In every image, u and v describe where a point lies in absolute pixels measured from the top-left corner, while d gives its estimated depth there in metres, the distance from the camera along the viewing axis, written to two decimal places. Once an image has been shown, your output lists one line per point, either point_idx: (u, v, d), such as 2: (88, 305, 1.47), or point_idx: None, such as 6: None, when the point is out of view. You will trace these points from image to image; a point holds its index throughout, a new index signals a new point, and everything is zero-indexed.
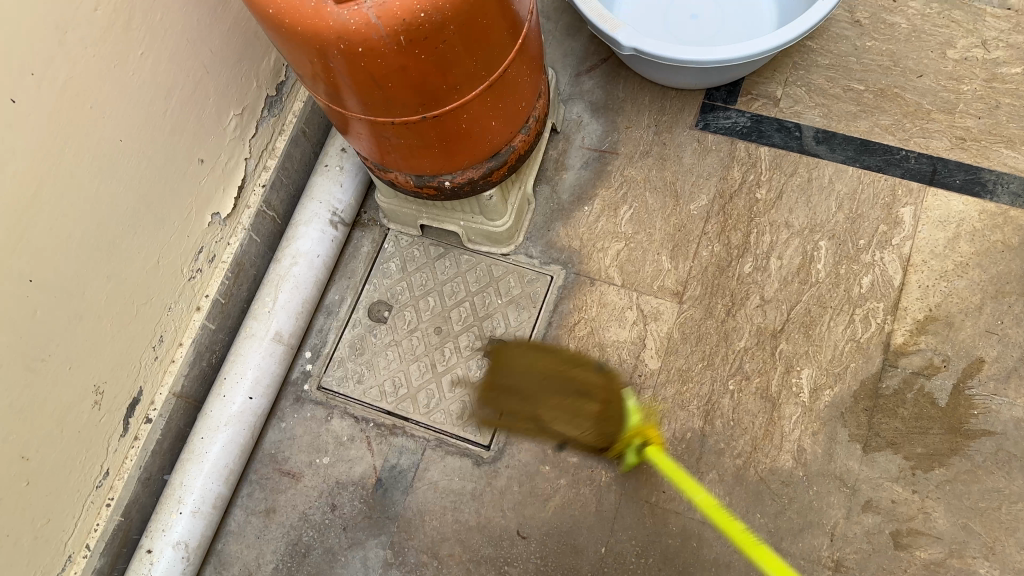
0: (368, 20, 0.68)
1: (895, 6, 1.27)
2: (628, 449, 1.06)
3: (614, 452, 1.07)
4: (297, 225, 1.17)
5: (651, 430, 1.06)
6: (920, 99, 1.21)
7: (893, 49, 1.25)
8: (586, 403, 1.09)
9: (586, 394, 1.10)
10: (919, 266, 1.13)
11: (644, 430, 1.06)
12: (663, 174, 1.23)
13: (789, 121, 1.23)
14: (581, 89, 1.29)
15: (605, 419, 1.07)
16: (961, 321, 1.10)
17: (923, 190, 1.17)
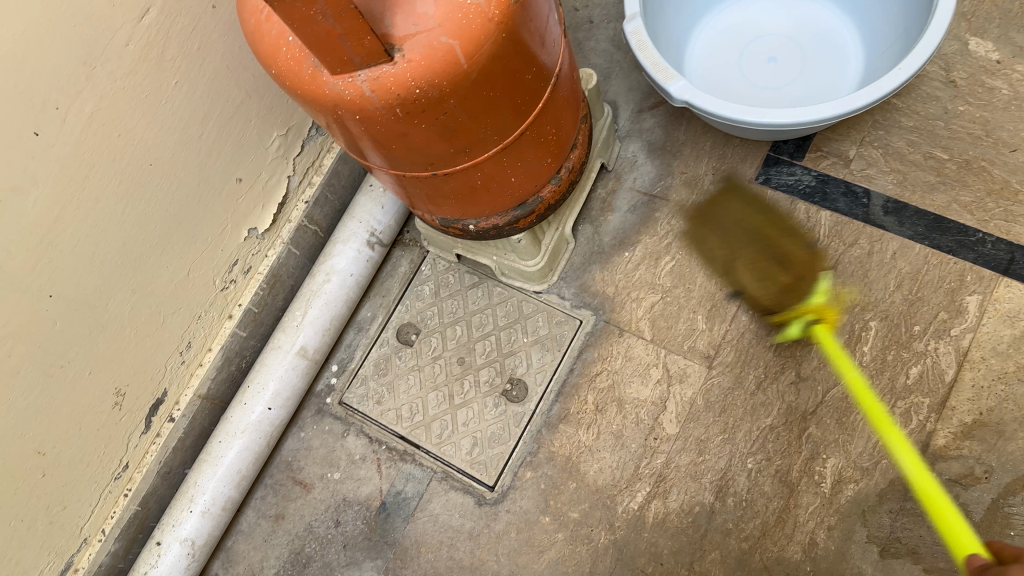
0: (362, 92, 0.67)
1: (998, 68, 1.16)
2: (796, 320, 1.00)
3: (777, 320, 1.03)
4: (336, 242, 1.19)
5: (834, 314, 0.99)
6: (1009, 176, 1.10)
7: (987, 117, 1.14)
8: (778, 267, 1.06)
9: (785, 264, 1.07)
10: (976, 363, 1.04)
11: (823, 310, 0.99)
12: (712, 228, 1.18)
13: (858, 185, 1.15)
14: (640, 127, 1.26)
15: (790, 291, 1.03)
16: (1014, 432, 1.01)
17: (995, 279, 1.06)
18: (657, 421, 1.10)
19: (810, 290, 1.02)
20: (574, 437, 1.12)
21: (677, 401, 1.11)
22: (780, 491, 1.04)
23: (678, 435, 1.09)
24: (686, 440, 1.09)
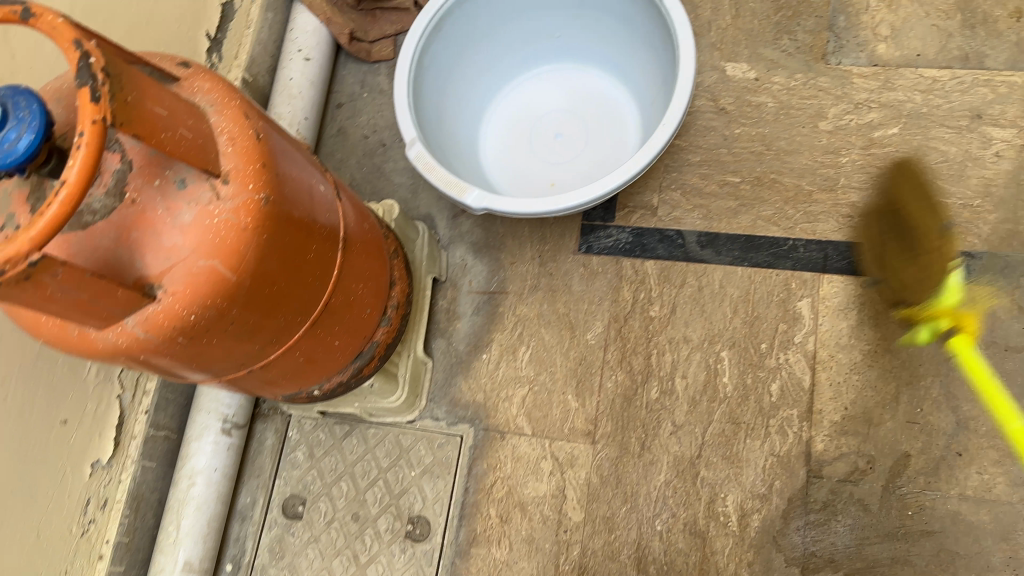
0: (136, 336, 0.66)
1: (759, 85, 1.24)
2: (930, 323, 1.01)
3: (906, 312, 1.04)
4: (190, 440, 1.14)
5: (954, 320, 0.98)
6: (798, 181, 1.18)
7: (763, 132, 1.22)
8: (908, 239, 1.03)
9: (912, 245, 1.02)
10: (827, 362, 1.09)
11: (958, 318, 0.98)
12: (554, 307, 1.20)
13: (670, 229, 1.21)
14: (460, 231, 1.27)
15: (920, 281, 0.99)
16: (880, 416, 1.06)
17: (817, 279, 1.13)
18: (561, 512, 1.10)
19: (941, 287, 0.98)
20: (488, 557, 1.10)
21: (574, 487, 1.11)
22: (694, 544, 1.05)
23: (585, 520, 1.09)
24: (594, 522, 1.09)
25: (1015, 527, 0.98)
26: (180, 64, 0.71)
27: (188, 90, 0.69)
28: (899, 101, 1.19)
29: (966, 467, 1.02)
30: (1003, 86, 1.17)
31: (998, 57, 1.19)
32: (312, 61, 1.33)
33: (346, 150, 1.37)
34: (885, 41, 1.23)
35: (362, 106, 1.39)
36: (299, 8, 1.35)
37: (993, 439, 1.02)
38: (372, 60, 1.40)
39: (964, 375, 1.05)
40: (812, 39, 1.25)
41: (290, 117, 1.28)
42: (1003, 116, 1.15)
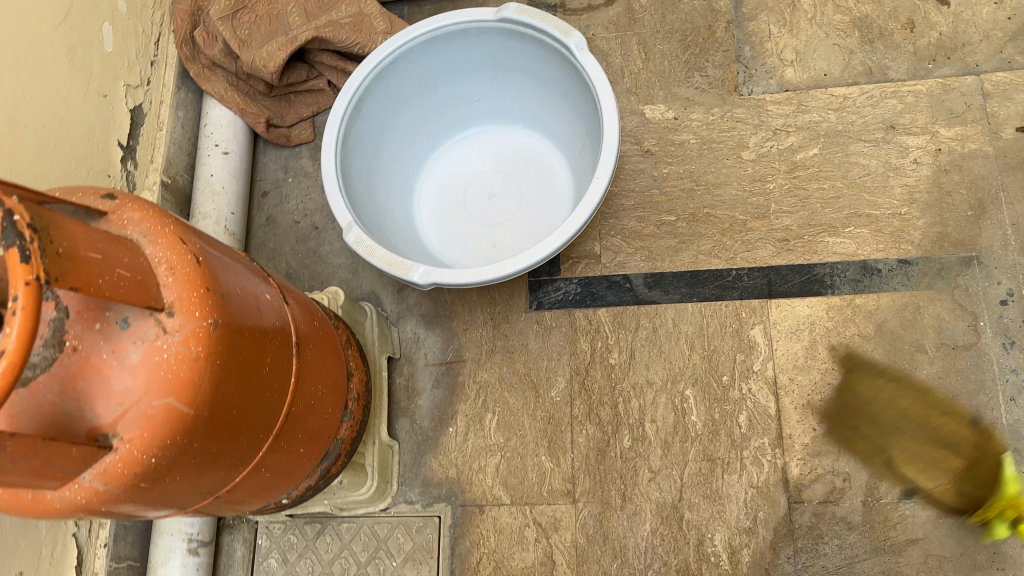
0: (95, 490, 0.62)
1: (679, 123, 1.27)
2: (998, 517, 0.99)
3: (978, 518, 1.00)
4: (156, 567, 1.08)
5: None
6: (731, 212, 1.21)
7: (690, 169, 1.24)
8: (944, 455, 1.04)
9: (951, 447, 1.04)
10: (789, 386, 1.11)
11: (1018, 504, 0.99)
12: (514, 368, 1.19)
13: (615, 274, 1.21)
14: (407, 304, 1.25)
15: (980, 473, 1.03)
16: (849, 433, 1.07)
17: (765, 305, 1.15)
18: None
19: (1000, 480, 1.02)
20: None
21: (562, 550, 1.09)
22: None
23: None
24: None
25: None
26: (105, 196, 0.68)
27: (117, 224, 0.66)
28: (814, 122, 1.23)
29: (938, 470, 1.04)
30: (909, 96, 1.22)
31: (899, 68, 1.24)
32: (231, 154, 1.30)
33: (279, 238, 1.34)
34: (791, 66, 1.28)
35: (289, 191, 1.37)
36: (211, 101, 1.32)
37: (959, 439, 1.05)
38: (292, 144, 1.38)
39: (920, 380, 1.08)
40: (722, 73, 1.29)
41: (217, 214, 1.25)
42: (913, 125, 1.20)
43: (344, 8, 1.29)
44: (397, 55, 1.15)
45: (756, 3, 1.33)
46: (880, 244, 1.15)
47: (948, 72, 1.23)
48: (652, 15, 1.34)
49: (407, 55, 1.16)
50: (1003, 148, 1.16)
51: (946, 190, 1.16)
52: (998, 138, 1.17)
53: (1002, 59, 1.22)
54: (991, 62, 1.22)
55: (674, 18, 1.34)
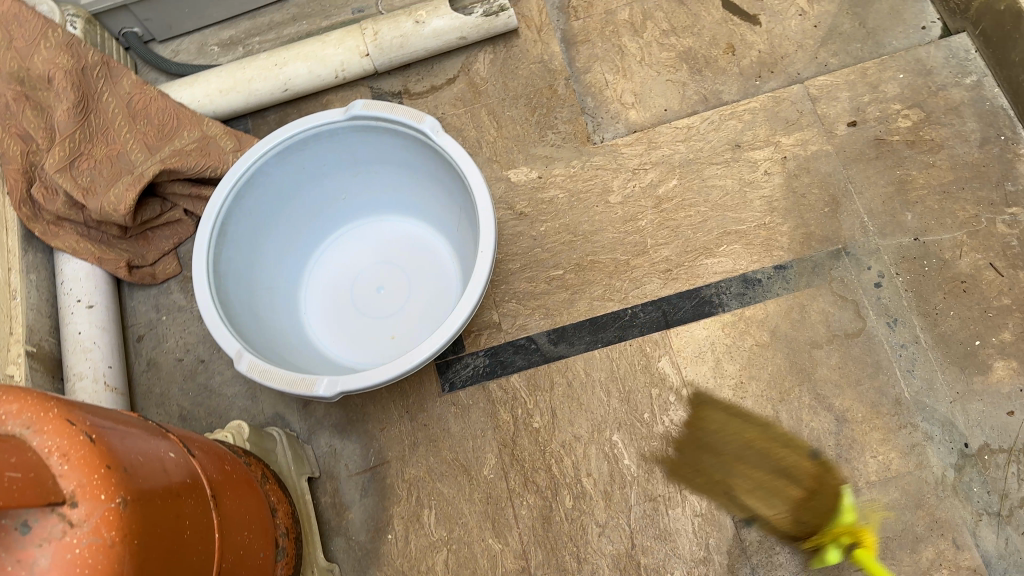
0: None
1: (543, 182, 1.30)
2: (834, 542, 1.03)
3: (811, 544, 1.04)
4: None
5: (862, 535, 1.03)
6: (613, 255, 1.24)
7: (565, 222, 1.27)
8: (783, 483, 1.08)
9: (790, 476, 1.08)
10: (707, 409, 1.14)
11: (855, 533, 1.04)
12: (441, 456, 1.16)
13: (519, 337, 1.22)
14: (316, 418, 1.21)
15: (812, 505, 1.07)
16: (772, 440, 1.11)
17: (665, 336, 1.18)
18: None
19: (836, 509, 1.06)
20: None
21: None
22: None
23: None
24: None
25: (923, 492, 1.05)
26: None
27: None
28: (667, 156, 1.30)
29: (861, 456, 1.08)
30: (746, 114, 1.30)
31: (730, 91, 1.33)
32: (95, 306, 1.23)
33: (165, 380, 1.27)
34: (633, 108, 1.35)
35: (166, 329, 1.31)
36: (63, 257, 1.25)
37: (872, 421, 1.10)
38: (160, 281, 1.33)
39: (822, 374, 1.13)
40: (572, 127, 1.34)
41: (93, 372, 1.17)
42: (756, 139, 1.28)
43: (186, 135, 1.27)
44: (252, 172, 1.12)
45: (587, 56, 1.40)
46: (754, 255, 1.22)
47: (775, 85, 1.32)
48: (494, 85, 1.38)
49: (262, 169, 1.14)
50: (840, 145, 1.25)
51: (800, 193, 1.24)
52: (833, 136, 1.26)
53: (818, 64, 1.32)
54: (809, 69, 1.32)
55: (516, 83, 1.38)
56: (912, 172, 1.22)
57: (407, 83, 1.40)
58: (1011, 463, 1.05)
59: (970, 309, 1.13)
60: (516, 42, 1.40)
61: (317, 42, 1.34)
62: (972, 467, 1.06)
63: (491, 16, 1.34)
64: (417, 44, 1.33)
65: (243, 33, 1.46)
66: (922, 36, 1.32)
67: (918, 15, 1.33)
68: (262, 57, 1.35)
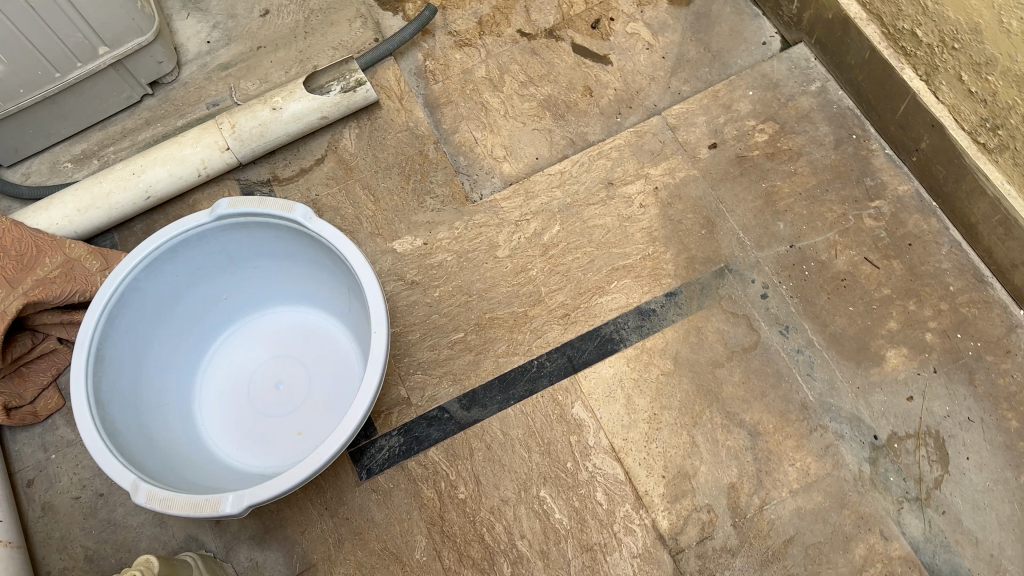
0: None
1: (429, 248, 1.29)
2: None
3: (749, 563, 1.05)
4: None
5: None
6: (509, 308, 1.24)
7: (458, 283, 1.26)
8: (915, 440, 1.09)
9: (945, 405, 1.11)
10: (627, 447, 1.13)
11: None
12: (369, 548, 1.12)
13: (431, 409, 1.18)
14: (233, 533, 1.15)
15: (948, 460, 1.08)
16: (693, 466, 1.11)
17: (574, 381, 1.18)
18: None
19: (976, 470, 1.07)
20: None
21: None
22: None
23: None
24: None
25: (845, 491, 1.08)
26: None
27: None
28: (546, 204, 1.31)
29: (780, 466, 1.10)
30: (613, 151, 1.33)
31: (595, 131, 1.37)
32: None
33: (63, 522, 1.19)
34: (506, 161, 1.37)
35: (56, 467, 1.23)
36: None
37: (784, 429, 1.12)
38: (42, 418, 1.25)
39: (729, 392, 1.15)
40: (449, 189, 1.33)
41: None
42: (627, 174, 1.31)
43: (48, 262, 1.21)
44: (122, 290, 1.07)
45: (453, 116, 1.41)
46: (644, 286, 1.24)
47: (635, 120, 1.37)
48: (364, 158, 1.36)
49: (133, 285, 1.08)
50: (706, 167, 1.29)
51: (676, 219, 1.27)
52: (698, 160, 1.30)
53: (673, 93, 1.38)
54: (665, 100, 1.38)
55: (386, 154, 1.36)
56: (777, 183, 1.27)
57: (274, 170, 1.36)
58: (920, 447, 1.09)
59: (854, 305, 1.18)
60: (379, 113, 1.40)
61: (173, 144, 1.30)
62: (885, 458, 1.09)
63: (349, 92, 1.33)
64: (278, 130, 1.31)
65: (96, 145, 1.41)
66: (764, 51, 1.38)
67: (756, 32, 1.40)
68: (118, 167, 1.30)
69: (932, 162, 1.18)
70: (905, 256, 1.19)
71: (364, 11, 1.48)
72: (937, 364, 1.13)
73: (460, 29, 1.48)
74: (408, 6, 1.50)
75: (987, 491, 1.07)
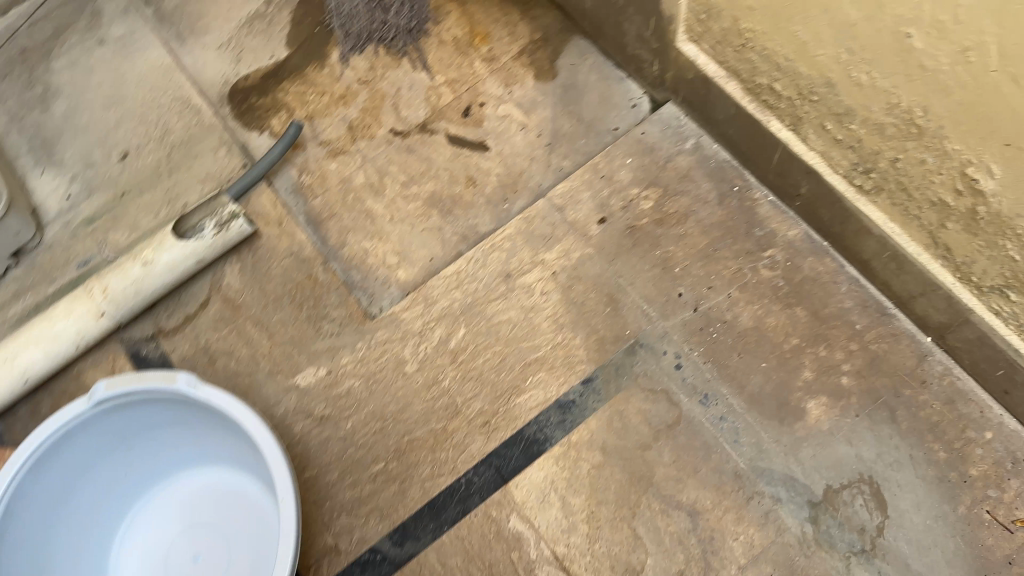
0: None
1: (334, 377, 1.24)
2: None
3: None
4: None
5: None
6: (427, 427, 1.19)
7: (371, 409, 1.21)
8: None
9: None
10: (570, 553, 1.10)
11: None
12: None
13: (363, 552, 1.13)
14: None
15: None
16: (639, 560, 1.09)
17: (506, 493, 1.14)
18: None
19: None
20: None
21: None
22: None
23: None
24: None
25: (791, 557, 1.07)
26: None
27: None
28: (447, 307, 1.27)
29: (725, 543, 1.08)
30: (505, 243, 1.31)
31: (484, 221, 1.34)
32: None
33: None
34: (400, 267, 1.32)
35: None
36: None
37: (723, 503, 1.10)
38: None
39: (661, 474, 1.13)
40: (345, 310, 1.29)
41: None
42: (523, 264, 1.29)
43: None
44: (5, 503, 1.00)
45: (338, 230, 1.36)
46: (560, 377, 1.21)
47: (523, 203, 1.35)
48: (251, 293, 1.31)
49: (17, 494, 1.01)
50: (599, 244, 1.28)
51: (580, 302, 1.25)
52: (590, 238, 1.29)
53: (554, 170, 1.36)
54: (548, 178, 1.36)
55: (272, 284, 1.32)
56: (671, 249, 1.26)
57: (158, 322, 1.30)
58: (856, 496, 1.09)
59: (767, 360, 1.17)
60: (260, 243, 1.35)
61: (44, 320, 1.24)
62: (825, 514, 1.08)
63: (224, 227, 1.30)
64: (154, 284, 1.26)
65: None
66: (636, 113, 1.38)
67: (625, 95, 1.39)
68: None
69: (816, 206, 1.19)
70: (807, 301, 1.20)
71: (227, 137, 1.43)
72: (858, 408, 1.13)
73: (330, 137, 1.44)
74: (273, 122, 1.45)
75: (928, 530, 1.06)
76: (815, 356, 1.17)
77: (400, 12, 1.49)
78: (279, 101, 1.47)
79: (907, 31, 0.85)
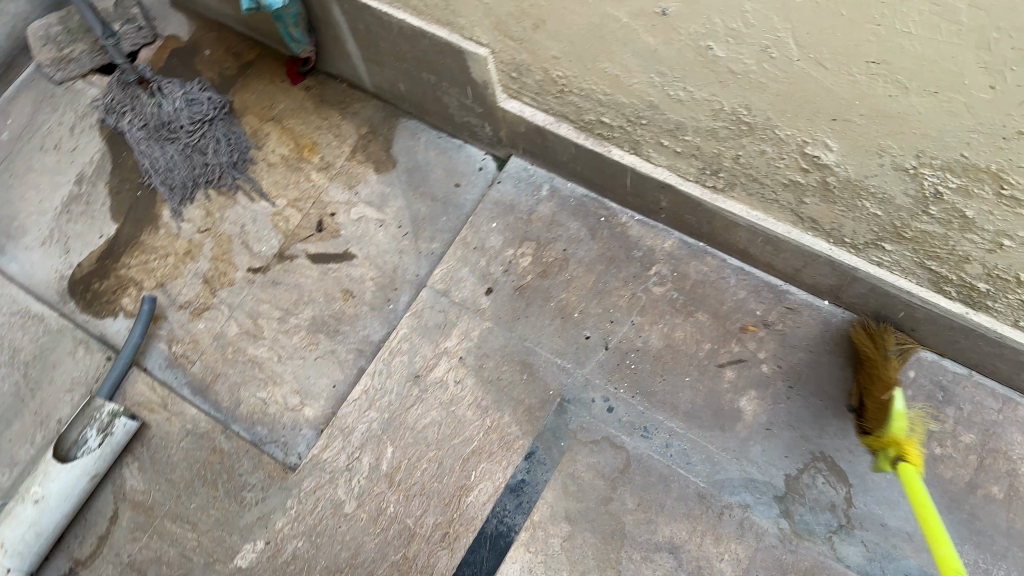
0: None
1: (275, 544, 1.16)
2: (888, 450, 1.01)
3: None
4: None
5: (911, 448, 0.98)
6: (387, 560, 1.13)
7: (325, 563, 1.14)
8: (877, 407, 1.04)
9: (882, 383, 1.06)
10: None
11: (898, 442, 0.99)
12: None
13: None
14: None
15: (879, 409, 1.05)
16: None
17: None
18: None
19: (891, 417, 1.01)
20: None
21: None
22: None
23: None
24: None
25: (778, 557, 1.06)
26: None
27: None
28: (367, 430, 1.21)
29: (713, 567, 1.07)
30: (404, 344, 1.26)
31: (375, 330, 1.30)
32: None
33: None
34: (305, 405, 1.26)
35: None
36: None
37: (698, 528, 1.09)
38: None
39: (631, 522, 1.10)
40: (264, 470, 1.22)
41: None
42: (427, 360, 1.24)
43: None
44: None
45: (229, 389, 1.29)
46: (502, 461, 1.17)
47: (407, 299, 1.32)
48: (158, 489, 1.23)
49: None
50: (493, 315, 1.26)
51: (495, 379, 1.21)
52: (483, 311, 1.26)
53: (426, 255, 1.34)
54: (423, 265, 1.33)
55: (178, 472, 1.24)
56: (563, 296, 1.25)
57: (71, 554, 1.21)
58: (816, 476, 1.10)
59: (689, 373, 1.18)
60: (152, 433, 1.27)
61: None
62: (794, 504, 1.09)
63: (107, 430, 1.22)
64: (52, 518, 1.17)
65: None
66: (484, 176, 1.38)
67: (468, 161, 1.39)
68: None
69: (680, 214, 1.21)
70: (705, 305, 1.21)
71: (81, 334, 1.34)
72: (787, 389, 1.15)
73: (189, 297, 1.37)
74: (125, 302, 1.37)
75: (891, 483, 1.08)
76: (731, 353, 1.18)
77: (218, 151, 1.46)
78: (124, 278, 1.39)
79: (707, 45, 0.87)
